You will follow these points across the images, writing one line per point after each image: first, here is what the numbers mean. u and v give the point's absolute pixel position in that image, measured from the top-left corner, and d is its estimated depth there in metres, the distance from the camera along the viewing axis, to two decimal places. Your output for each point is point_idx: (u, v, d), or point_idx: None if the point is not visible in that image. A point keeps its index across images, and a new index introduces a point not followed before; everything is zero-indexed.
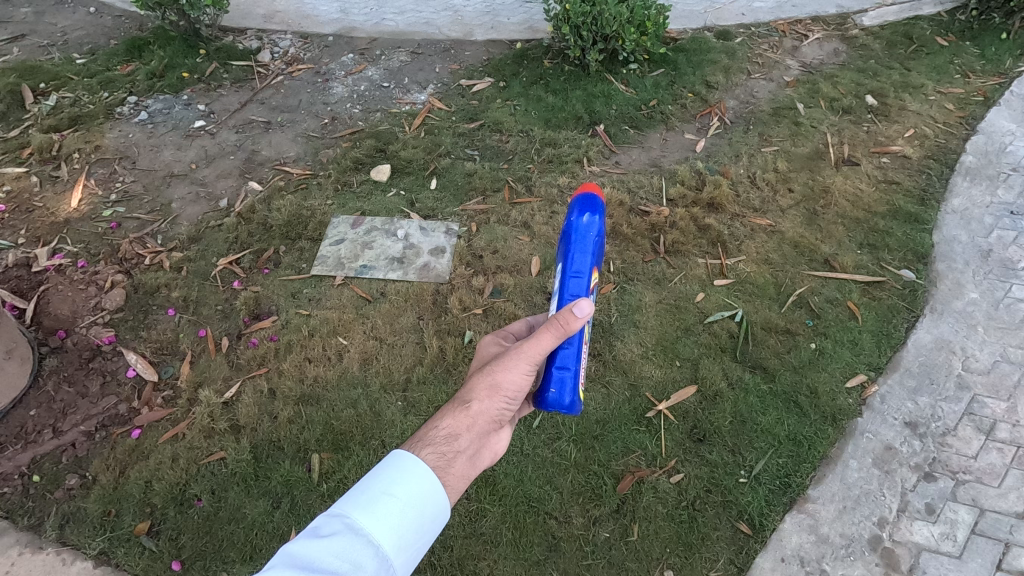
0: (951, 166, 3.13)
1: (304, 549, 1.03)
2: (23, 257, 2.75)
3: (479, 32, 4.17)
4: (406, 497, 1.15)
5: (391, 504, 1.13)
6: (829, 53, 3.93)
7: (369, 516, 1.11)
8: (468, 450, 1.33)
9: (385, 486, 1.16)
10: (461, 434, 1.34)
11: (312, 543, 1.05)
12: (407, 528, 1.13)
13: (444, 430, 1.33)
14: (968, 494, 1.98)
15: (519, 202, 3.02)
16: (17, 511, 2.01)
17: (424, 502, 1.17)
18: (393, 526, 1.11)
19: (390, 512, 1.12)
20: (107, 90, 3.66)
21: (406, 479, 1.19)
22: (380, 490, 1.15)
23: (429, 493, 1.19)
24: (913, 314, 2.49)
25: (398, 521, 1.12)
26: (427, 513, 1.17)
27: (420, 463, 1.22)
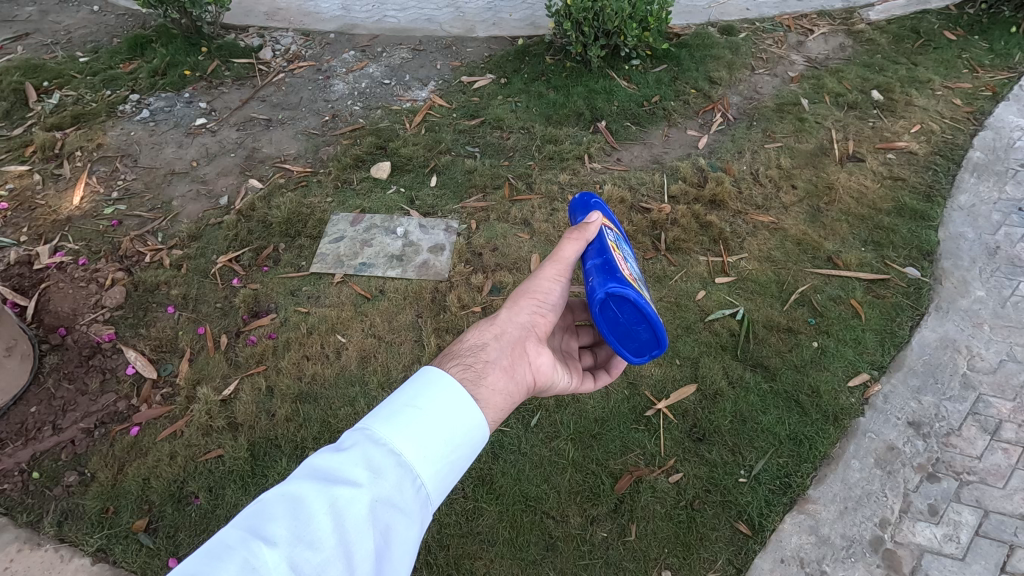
0: (958, 163, 3.08)
1: (325, 461, 1.04)
2: (25, 254, 2.76)
3: (480, 29, 4.14)
4: (428, 409, 1.13)
5: (413, 416, 1.11)
6: (835, 48, 3.88)
7: (389, 426, 1.09)
8: (501, 359, 1.34)
9: (408, 399, 1.14)
10: (491, 344, 1.36)
11: (334, 456, 1.05)
12: (432, 440, 1.10)
13: (472, 343, 1.36)
14: (972, 495, 1.96)
15: (519, 199, 3.00)
16: (17, 507, 2.02)
17: (450, 415, 1.15)
18: (416, 438, 1.08)
19: (413, 425, 1.10)
20: (110, 89, 3.67)
21: (431, 395, 1.16)
22: (404, 403, 1.13)
23: (453, 407, 1.16)
24: (917, 312, 2.45)
25: (421, 433, 1.09)
26: (452, 426, 1.13)
27: (445, 375, 1.22)
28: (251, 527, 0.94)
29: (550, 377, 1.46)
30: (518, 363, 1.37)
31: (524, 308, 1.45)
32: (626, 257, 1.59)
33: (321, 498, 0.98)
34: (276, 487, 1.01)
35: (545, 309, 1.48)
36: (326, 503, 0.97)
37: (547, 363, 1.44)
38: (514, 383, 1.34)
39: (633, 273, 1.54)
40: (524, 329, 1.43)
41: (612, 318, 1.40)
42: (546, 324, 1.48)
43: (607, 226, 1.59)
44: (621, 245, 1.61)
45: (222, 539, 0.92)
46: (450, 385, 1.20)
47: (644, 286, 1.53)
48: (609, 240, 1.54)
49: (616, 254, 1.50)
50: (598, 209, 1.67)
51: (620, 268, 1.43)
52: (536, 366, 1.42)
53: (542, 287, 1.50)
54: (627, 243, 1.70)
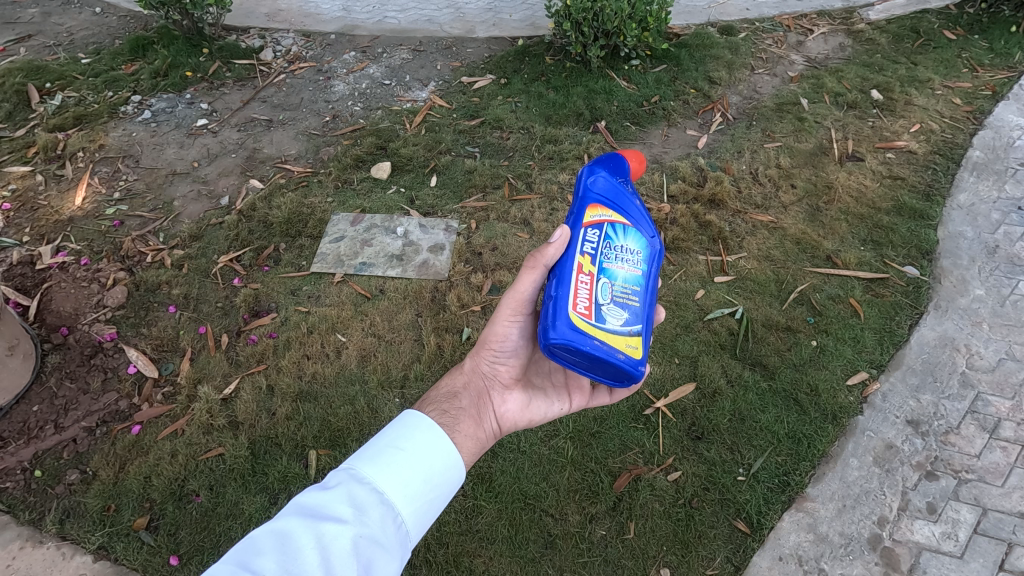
0: (958, 162, 3.08)
1: (311, 499, 1.05)
2: (27, 255, 2.78)
3: (480, 29, 4.15)
4: (410, 449, 1.18)
5: (396, 456, 1.16)
6: (835, 48, 3.89)
7: (373, 466, 1.12)
8: (468, 408, 1.47)
9: (390, 441, 1.19)
10: (459, 394, 1.51)
11: (319, 493, 1.06)
12: (413, 478, 1.14)
13: (444, 393, 1.51)
14: (970, 493, 1.96)
15: (519, 199, 3.01)
16: (18, 505, 2.03)
17: (430, 454, 1.20)
18: (398, 476, 1.12)
19: (396, 464, 1.14)
20: (112, 90, 3.69)
21: (411, 437, 1.22)
22: (385, 444, 1.18)
23: (434, 447, 1.22)
24: (916, 311, 2.45)
25: (403, 472, 1.13)
26: (432, 465, 1.19)
27: (424, 418, 1.28)
28: (237, 562, 0.93)
29: (522, 416, 1.57)
30: (486, 409, 1.51)
31: (484, 357, 1.57)
32: (607, 266, 1.47)
33: (308, 533, 0.98)
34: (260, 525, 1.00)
35: (506, 354, 1.57)
36: (313, 537, 0.98)
37: (515, 405, 1.56)
38: (483, 429, 1.48)
39: (607, 289, 1.44)
40: (489, 375, 1.57)
41: (569, 358, 1.40)
42: (509, 368, 1.58)
43: (587, 235, 1.49)
44: (605, 252, 1.48)
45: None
46: (429, 427, 1.26)
47: (619, 304, 1.43)
48: (579, 256, 1.45)
49: (577, 277, 1.41)
50: (588, 207, 1.53)
51: (568, 301, 1.37)
52: (504, 411, 1.54)
53: (498, 333, 1.55)
54: (632, 237, 1.53)
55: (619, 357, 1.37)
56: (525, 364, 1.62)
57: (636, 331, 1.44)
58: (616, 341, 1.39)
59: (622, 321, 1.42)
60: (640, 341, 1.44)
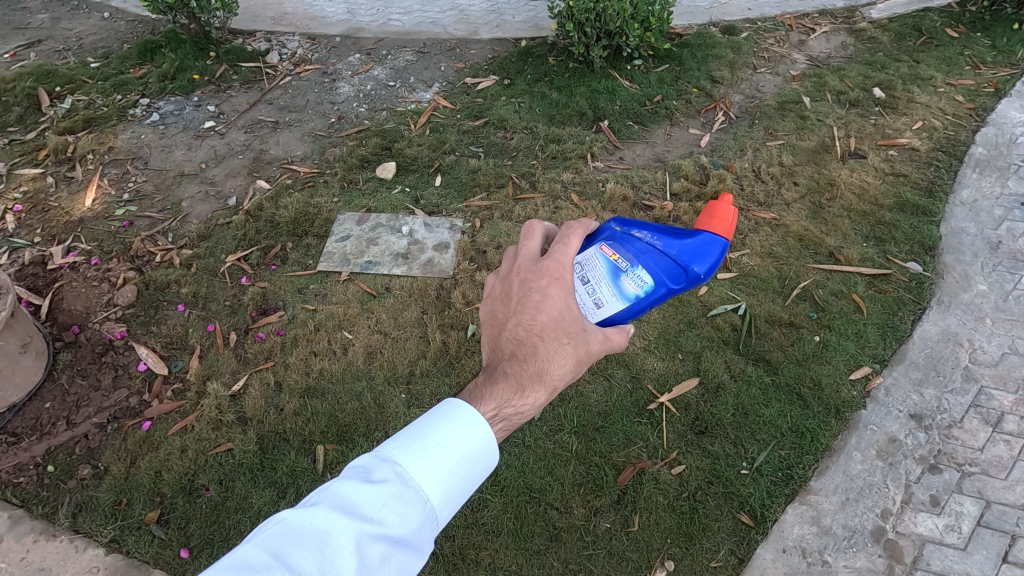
0: (960, 158, 3.09)
1: (351, 492, 1.01)
2: (39, 255, 2.82)
3: (484, 31, 4.19)
4: (458, 450, 1.11)
5: (445, 456, 1.09)
6: (837, 46, 3.90)
7: (418, 465, 1.06)
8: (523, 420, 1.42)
9: (437, 435, 1.12)
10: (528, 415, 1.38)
11: (360, 486, 1.03)
12: (458, 483, 1.09)
13: (522, 416, 1.34)
14: (974, 486, 1.97)
15: (523, 198, 3.04)
16: (32, 500, 2.07)
17: (479, 454, 1.13)
18: (443, 479, 1.07)
19: (444, 466, 1.08)
20: (120, 93, 3.75)
21: (464, 431, 1.14)
22: (432, 439, 1.11)
23: (483, 450, 1.14)
24: (919, 306, 2.46)
25: (448, 476, 1.08)
26: (478, 469, 1.13)
27: (480, 412, 1.18)
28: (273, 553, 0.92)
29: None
30: None
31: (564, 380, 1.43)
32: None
33: (347, 533, 0.96)
34: (298, 513, 0.97)
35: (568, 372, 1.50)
36: (352, 541, 0.96)
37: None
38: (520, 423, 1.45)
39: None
40: None
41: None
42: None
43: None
44: None
45: (247, 564, 0.90)
46: (481, 423, 1.16)
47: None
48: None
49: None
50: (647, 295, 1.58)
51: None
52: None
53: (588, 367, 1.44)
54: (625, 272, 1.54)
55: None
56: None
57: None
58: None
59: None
60: None
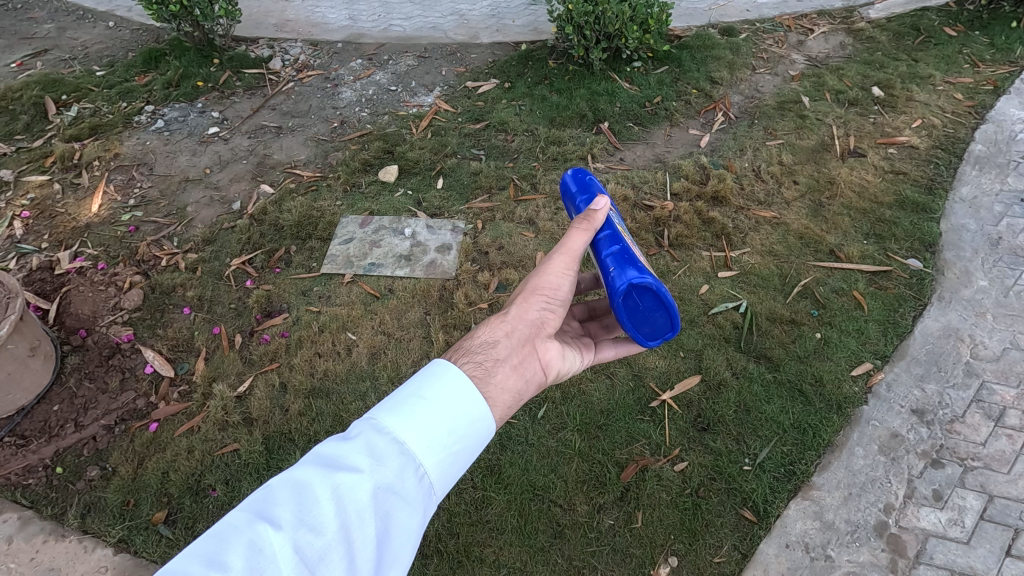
0: (960, 156, 3.10)
1: (330, 449, 1.08)
2: (46, 261, 2.86)
3: (484, 35, 4.23)
4: (434, 399, 1.15)
5: (417, 406, 1.13)
6: (835, 46, 3.93)
7: (393, 416, 1.11)
8: (509, 357, 1.35)
9: (415, 390, 1.17)
10: (498, 342, 1.37)
11: (339, 444, 1.09)
12: (437, 430, 1.11)
13: (484, 341, 1.37)
14: (976, 481, 1.97)
15: (524, 199, 3.06)
16: (41, 501, 2.09)
17: (456, 403, 1.16)
18: (418, 427, 1.10)
19: (418, 416, 1.12)
20: (126, 101, 3.79)
21: (438, 383, 1.18)
22: (409, 393, 1.16)
23: (460, 398, 1.18)
24: (920, 302, 2.47)
25: (425, 425, 1.11)
26: (458, 417, 1.15)
27: (452, 366, 1.23)
28: (257, 510, 1.00)
29: (561, 367, 1.51)
30: (526, 361, 1.39)
31: (535, 305, 1.46)
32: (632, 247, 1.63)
33: (324, 484, 1.02)
34: (282, 473, 1.06)
35: (555, 306, 1.48)
36: (328, 490, 1.01)
37: (556, 355, 1.48)
38: (524, 380, 1.38)
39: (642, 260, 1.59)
40: (535, 327, 1.45)
41: (632, 300, 1.42)
42: (556, 318, 1.49)
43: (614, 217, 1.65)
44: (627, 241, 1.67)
45: (231, 522, 0.98)
46: (457, 375, 1.21)
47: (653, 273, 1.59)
48: (620, 229, 1.59)
49: (628, 242, 1.56)
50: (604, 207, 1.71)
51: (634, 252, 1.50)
52: (547, 361, 1.46)
53: (551, 281, 1.48)
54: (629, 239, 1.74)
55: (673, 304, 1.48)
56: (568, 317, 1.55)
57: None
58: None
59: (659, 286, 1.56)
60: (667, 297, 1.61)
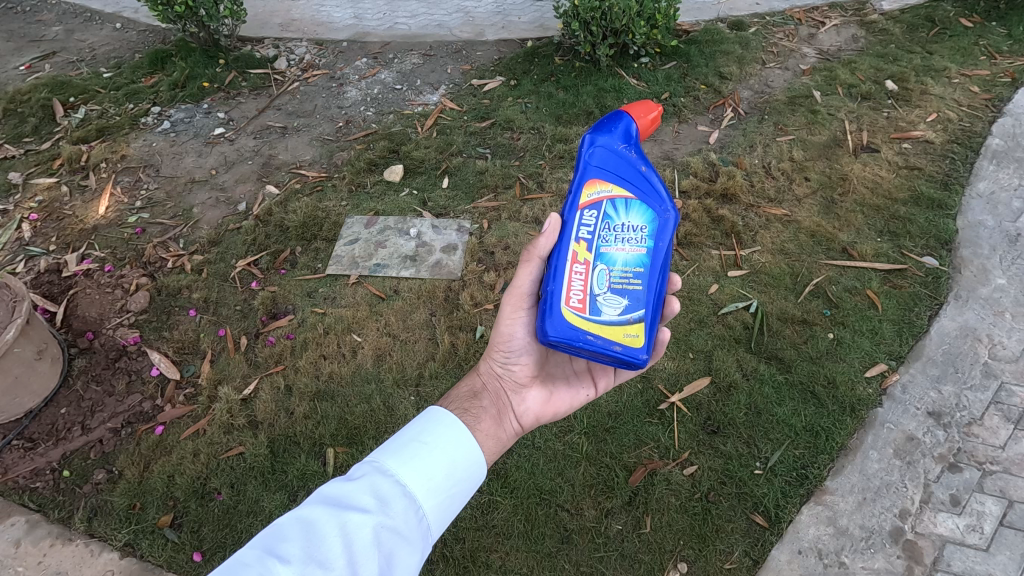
0: (976, 150, 3.03)
1: (336, 489, 1.07)
2: (54, 263, 2.87)
3: (490, 32, 4.19)
4: (435, 444, 1.21)
5: (419, 450, 1.18)
6: (847, 39, 3.85)
7: (396, 459, 1.15)
8: (489, 408, 1.49)
9: (415, 435, 1.22)
10: (478, 395, 1.52)
11: (343, 484, 1.09)
12: (437, 473, 1.16)
13: (467, 391, 1.53)
14: (995, 485, 1.92)
15: (530, 198, 3.03)
16: (49, 504, 2.09)
17: (453, 450, 1.22)
18: (421, 469, 1.14)
19: (420, 458, 1.16)
20: (132, 102, 3.80)
21: (435, 430, 1.25)
22: (410, 438, 1.21)
23: (457, 445, 1.23)
24: (936, 301, 2.41)
25: (426, 466, 1.16)
26: (455, 461, 1.20)
27: (446, 413, 1.30)
28: (264, 548, 0.96)
29: (545, 410, 1.59)
30: (505, 411, 1.51)
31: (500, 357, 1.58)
32: (604, 250, 1.47)
33: (334, 520, 1.00)
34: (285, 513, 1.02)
35: (518, 354, 1.57)
36: (337, 525, 1.00)
37: (535, 402, 1.56)
38: (505, 429, 1.49)
39: (604, 276, 1.45)
40: (508, 378, 1.57)
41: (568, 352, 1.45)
42: (524, 366, 1.58)
43: (583, 217, 1.49)
44: (603, 235, 1.48)
45: (238, 559, 0.93)
46: (451, 423, 1.28)
47: (618, 292, 1.43)
48: (574, 243, 1.47)
49: (571, 267, 1.44)
50: (586, 184, 1.53)
51: (561, 295, 1.41)
52: (523, 410, 1.54)
53: (505, 332, 1.56)
54: (634, 213, 1.51)
55: (615, 348, 1.40)
56: (540, 360, 1.61)
57: (638, 317, 1.43)
58: (614, 332, 1.41)
59: (619, 311, 1.42)
60: (642, 328, 1.43)
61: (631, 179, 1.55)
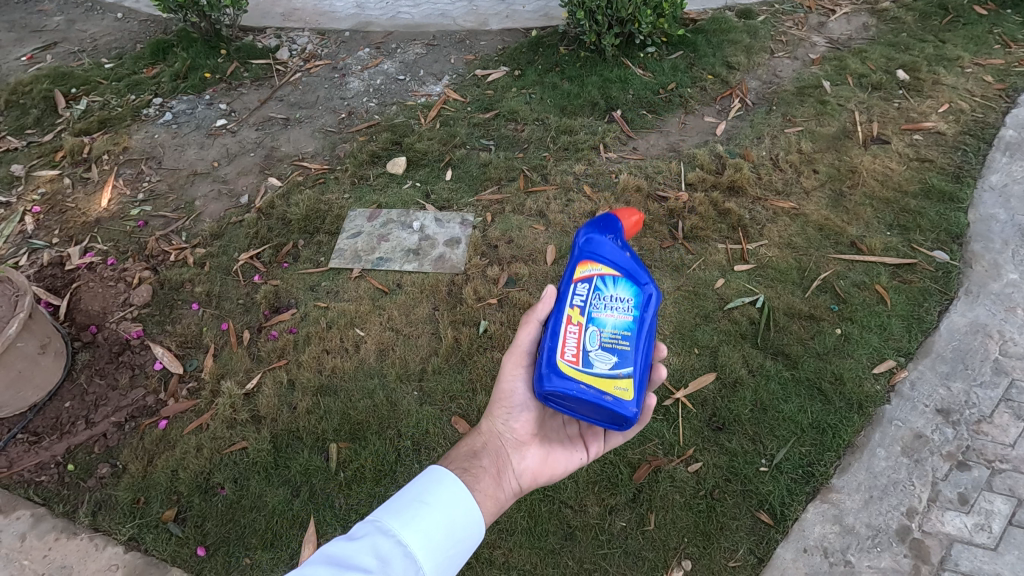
0: (989, 142, 2.97)
1: (337, 548, 1.08)
2: (57, 257, 2.86)
3: (494, 21, 4.14)
4: (435, 506, 1.22)
5: (419, 511, 1.19)
6: (858, 28, 3.77)
7: (397, 519, 1.16)
8: (489, 467, 1.47)
9: (417, 495, 1.24)
10: (478, 454, 1.50)
11: (345, 544, 1.09)
12: (437, 534, 1.17)
13: (468, 450, 1.52)
14: (1004, 484, 1.90)
15: (534, 190, 2.99)
16: (53, 498, 2.10)
17: (452, 511, 1.23)
18: (421, 530, 1.15)
19: (420, 518, 1.17)
20: (134, 93, 3.77)
21: (436, 491, 1.26)
22: (411, 498, 1.22)
23: (456, 507, 1.25)
24: (946, 296, 2.38)
25: (426, 527, 1.17)
26: (454, 522, 1.21)
27: (448, 473, 1.32)
28: None
29: (542, 471, 1.56)
30: (504, 470, 1.49)
31: (499, 416, 1.59)
32: (596, 315, 1.52)
33: None
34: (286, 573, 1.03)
35: (516, 412, 1.59)
36: None
37: (533, 459, 1.56)
38: (503, 488, 1.46)
39: (595, 336, 1.49)
40: (506, 435, 1.57)
41: (567, 404, 1.48)
42: (524, 423, 1.59)
43: (575, 289, 1.57)
44: (594, 303, 1.54)
45: None
46: (452, 483, 1.30)
47: (609, 348, 1.47)
48: (568, 308, 1.54)
49: (565, 328, 1.50)
50: (579, 263, 1.61)
51: (555, 351, 1.47)
52: (523, 466, 1.53)
53: (506, 388, 1.60)
54: (622, 286, 1.56)
55: (606, 398, 1.42)
56: (540, 417, 1.62)
57: (628, 372, 1.47)
58: (605, 384, 1.44)
59: (610, 365, 1.46)
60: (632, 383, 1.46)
61: (620, 260, 1.62)
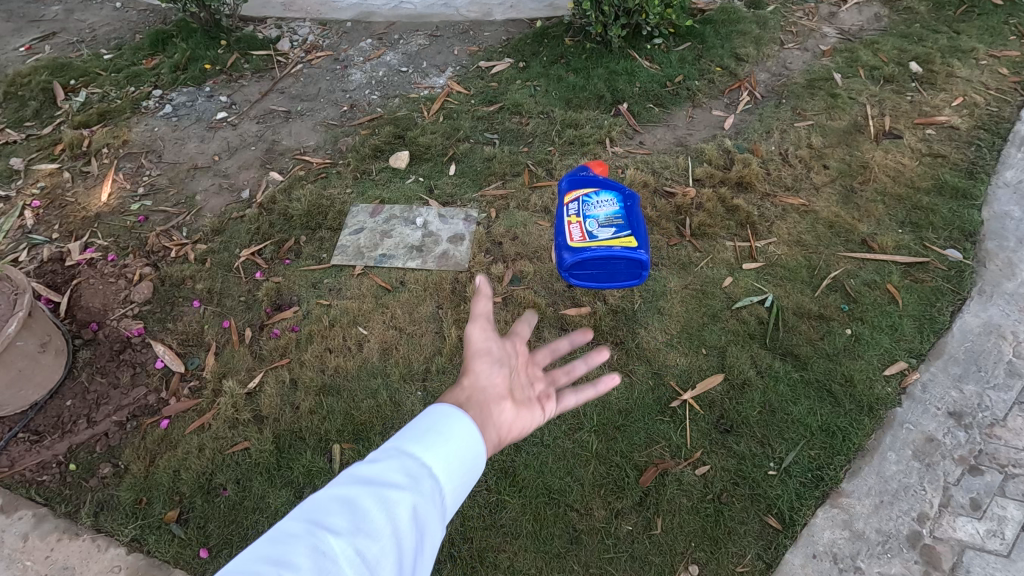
0: (1004, 137, 2.91)
1: (365, 469, 1.00)
2: (57, 252, 2.83)
3: (498, 11, 4.06)
4: (460, 428, 1.13)
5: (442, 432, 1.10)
6: (870, 19, 3.69)
7: (421, 442, 1.07)
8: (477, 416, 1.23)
9: (437, 419, 1.14)
10: (463, 406, 1.25)
11: (374, 462, 1.02)
12: (462, 456, 1.09)
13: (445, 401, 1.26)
14: (1017, 489, 1.87)
15: (539, 185, 2.95)
16: (55, 498, 2.08)
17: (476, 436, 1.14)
18: (448, 451, 1.07)
19: (444, 440, 1.09)
20: (133, 85, 3.72)
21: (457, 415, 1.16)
22: (430, 423, 1.12)
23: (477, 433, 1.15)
24: (959, 296, 2.33)
25: (451, 448, 1.08)
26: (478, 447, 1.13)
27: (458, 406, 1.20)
28: (305, 521, 0.91)
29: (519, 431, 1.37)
30: (488, 420, 1.27)
31: (476, 372, 1.40)
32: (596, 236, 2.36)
33: (372, 499, 0.94)
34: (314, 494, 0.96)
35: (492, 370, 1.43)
36: (377, 500, 0.94)
37: (512, 414, 1.37)
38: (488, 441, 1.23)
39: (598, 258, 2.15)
40: (484, 392, 1.36)
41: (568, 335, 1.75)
42: (500, 380, 1.42)
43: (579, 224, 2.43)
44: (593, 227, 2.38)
45: (279, 532, 0.89)
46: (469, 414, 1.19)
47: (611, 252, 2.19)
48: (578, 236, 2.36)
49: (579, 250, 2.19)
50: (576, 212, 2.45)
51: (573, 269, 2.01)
52: (503, 424, 1.32)
53: (476, 343, 1.46)
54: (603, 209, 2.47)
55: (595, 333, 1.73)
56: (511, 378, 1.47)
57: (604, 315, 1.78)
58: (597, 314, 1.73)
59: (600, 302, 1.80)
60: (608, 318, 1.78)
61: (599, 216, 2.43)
